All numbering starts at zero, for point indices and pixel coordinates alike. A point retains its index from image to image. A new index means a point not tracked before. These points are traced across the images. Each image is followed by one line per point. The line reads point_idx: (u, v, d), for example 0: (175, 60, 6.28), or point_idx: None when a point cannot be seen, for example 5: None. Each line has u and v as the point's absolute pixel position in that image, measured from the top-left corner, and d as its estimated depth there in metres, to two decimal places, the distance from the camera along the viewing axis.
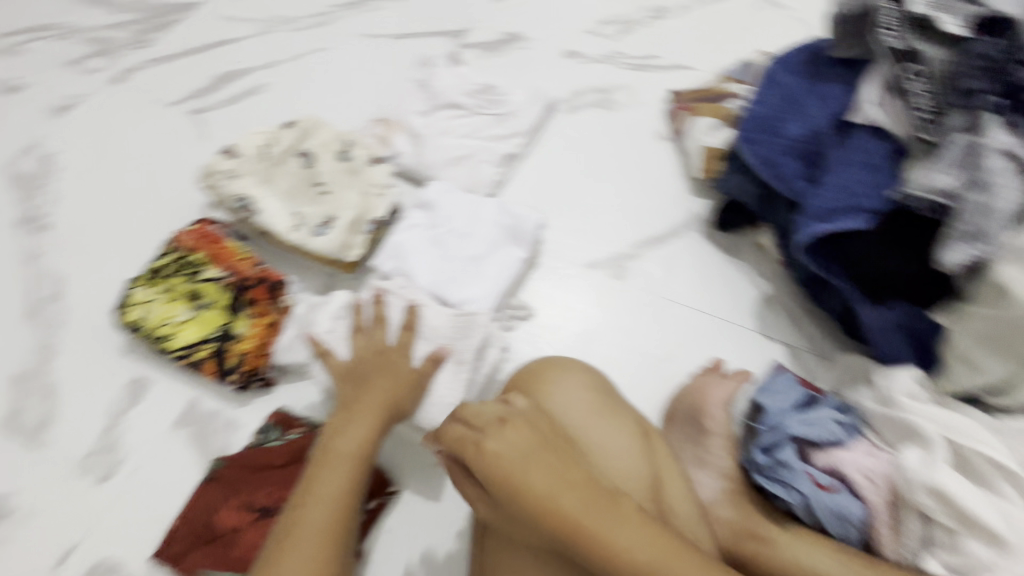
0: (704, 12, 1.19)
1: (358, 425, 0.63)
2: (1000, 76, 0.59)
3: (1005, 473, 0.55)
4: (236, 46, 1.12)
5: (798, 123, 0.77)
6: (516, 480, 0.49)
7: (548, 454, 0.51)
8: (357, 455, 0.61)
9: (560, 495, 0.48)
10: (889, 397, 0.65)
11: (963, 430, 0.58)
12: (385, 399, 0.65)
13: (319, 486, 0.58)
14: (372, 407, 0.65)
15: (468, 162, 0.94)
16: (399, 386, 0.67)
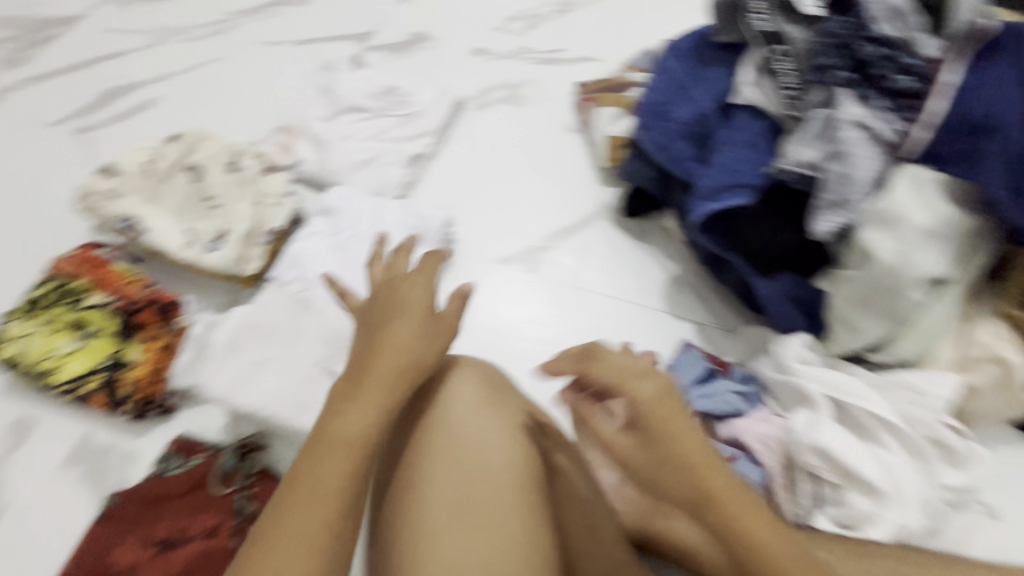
0: (608, 4, 1.21)
1: (363, 403, 0.48)
2: (848, 52, 0.62)
3: (883, 424, 0.62)
4: (125, 59, 1.08)
5: (685, 107, 0.79)
6: (669, 449, 0.46)
7: (682, 415, 0.48)
8: (363, 439, 0.46)
9: (709, 469, 0.44)
10: (783, 363, 0.67)
11: (848, 389, 0.63)
12: (402, 362, 0.51)
13: (310, 479, 0.44)
14: (380, 371, 0.50)
15: (374, 165, 0.93)
16: (419, 340, 0.54)
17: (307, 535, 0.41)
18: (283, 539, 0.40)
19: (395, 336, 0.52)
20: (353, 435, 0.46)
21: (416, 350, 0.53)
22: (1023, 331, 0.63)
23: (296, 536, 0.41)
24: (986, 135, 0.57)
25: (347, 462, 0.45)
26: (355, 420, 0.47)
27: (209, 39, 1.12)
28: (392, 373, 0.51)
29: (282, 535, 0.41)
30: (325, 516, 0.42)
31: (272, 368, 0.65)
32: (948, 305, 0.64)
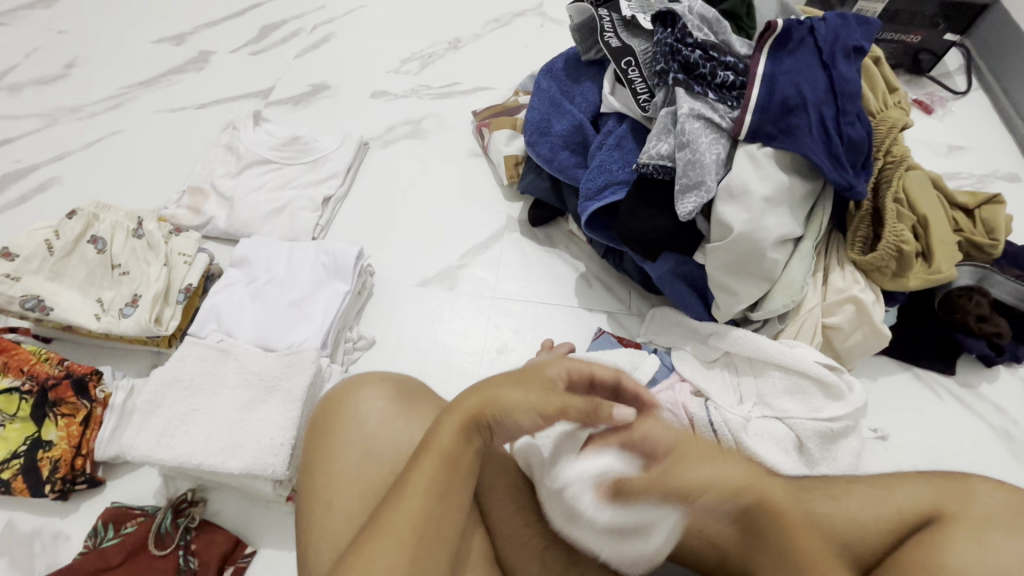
0: (494, 38, 1.32)
1: (451, 428, 0.48)
2: (677, 57, 0.74)
3: (778, 367, 0.72)
4: (15, 144, 1.07)
5: (562, 121, 0.87)
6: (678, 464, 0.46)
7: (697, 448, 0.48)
8: (458, 457, 0.47)
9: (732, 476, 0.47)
10: (700, 333, 0.79)
11: (741, 343, 0.74)
12: (506, 407, 0.48)
13: (413, 495, 0.45)
14: (478, 398, 0.49)
15: (286, 212, 0.96)
16: (524, 400, 0.48)
17: (408, 534, 0.44)
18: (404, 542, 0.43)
19: (511, 393, 0.48)
20: (451, 450, 0.47)
21: (546, 420, 0.48)
22: (867, 272, 0.76)
23: (389, 534, 0.43)
24: (798, 111, 0.68)
25: (428, 496, 0.45)
26: (451, 433, 0.47)
27: (106, 114, 1.13)
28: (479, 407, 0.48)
29: (387, 524, 0.44)
30: (420, 517, 0.44)
31: (198, 419, 0.67)
32: (804, 261, 0.73)
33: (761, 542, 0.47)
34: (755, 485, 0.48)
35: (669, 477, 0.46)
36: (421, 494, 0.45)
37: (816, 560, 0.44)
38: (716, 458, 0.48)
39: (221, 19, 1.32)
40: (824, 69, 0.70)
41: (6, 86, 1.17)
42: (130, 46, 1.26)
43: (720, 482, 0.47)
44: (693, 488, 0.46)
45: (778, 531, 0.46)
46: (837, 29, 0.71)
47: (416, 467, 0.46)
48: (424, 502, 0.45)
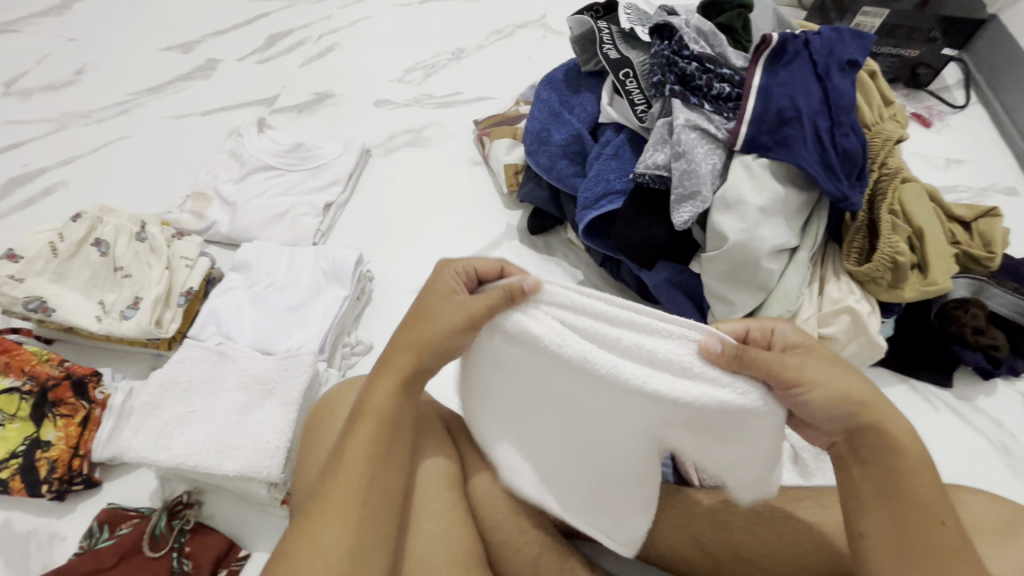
0: (496, 49, 1.34)
1: (382, 384, 0.51)
2: (674, 69, 0.75)
3: None
4: (24, 148, 1.09)
5: (561, 130, 0.88)
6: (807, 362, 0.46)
7: (823, 359, 0.47)
8: (391, 412, 0.50)
9: (851, 386, 0.46)
10: None
11: None
12: (428, 340, 0.51)
13: (355, 454, 0.48)
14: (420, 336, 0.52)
15: (287, 218, 0.97)
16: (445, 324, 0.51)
17: (352, 492, 0.46)
18: (347, 511, 0.46)
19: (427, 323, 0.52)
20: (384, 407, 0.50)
21: (468, 329, 0.51)
22: (862, 283, 0.76)
23: (336, 495, 0.46)
24: (793, 123, 0.69)
25: (367, 449, 0.48)
26: (381, 395, 0.51)
27: (114, 119, 1.15)
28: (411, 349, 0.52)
29: (337, 484, 0.47)
30: (363, 475, 0.47)
31: (195, 421, 0.67)
32: (800, 272, 0.73)
33: (873, 466, 0.45)
34: (879, 406, 0.46)
35: (790, 366, 0.45)
36: (360, 452, 0.48)
37: (917, 487, 0.43)
38: (846, 371, 0.47)
39: (228, 28, 1.35)
40: (819, 82, 0.71)
41: (16, 92, 1.19)
42: (139, 54, 1.28)
43: (836, 388, 0.45)
44: (808, 391, 0.45)
45: (900, 458, 0.44)
46: (831, 43, 0.72)
47: (352, 434, 0.49)
48: (363, 453, 0.48)
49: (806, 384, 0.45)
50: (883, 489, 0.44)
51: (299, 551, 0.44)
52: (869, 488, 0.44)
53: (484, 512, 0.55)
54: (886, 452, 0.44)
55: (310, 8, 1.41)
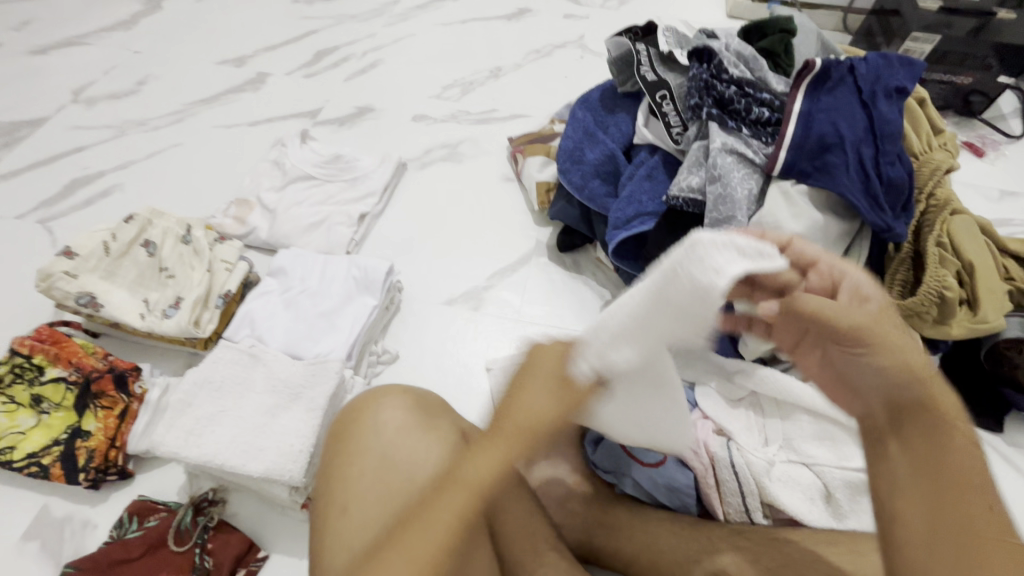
0: (534, 68, 1.36)
1: (489, 453, 0.45)
2: (712, 92, 0.75)
3: (809, 409, 0.69)
4: (86, 152, 1.16)
5: (594, 150, 0.88)
6: (874, 323, 0.44)
7: (894, 326, 0.45)
8: (484, 489, 0.45)
9: (910, 353, 0.43)
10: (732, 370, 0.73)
11: (775, 382, 0.70)
12: (536, 428, 0.45)
13: (430, 523, 0.45)
14: (520, 422, 0.45)
15: (323, 227, 1.00)
16: (555, 410, 0.45)
17: (425, 560, 0.45)
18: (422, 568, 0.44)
19: (529, 399, 0.46)
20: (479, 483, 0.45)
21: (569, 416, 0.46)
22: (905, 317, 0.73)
23: (400, 558, 0.45)
24: (835, 149, 0.68)
25: (450, 515, 0.45)
26: (486, 466, 0.45)
27: (169, 127, 1.21)
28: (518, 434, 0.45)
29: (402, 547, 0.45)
30: (439, 547, 0.45)
31: (225, 420, 0.69)
32: None
33: (907, 446, 0.42)
34: (930, 379, 0.43)
35: (852, 318, 0.44)
36: (442, 521, 0.45)
37: (960, 465, 0.40)
38: (911, 345, 0.44)
39: (279, 44, 1.41)
40: (863, 109, 0.69)
41: (83, 100, 1.27)
42: (196, 67, 1.35)
43: (900, 351, 0.43)
44: (873, 343, 0.43)
45: (939, 437, 0.41)
46: (878, 69, 0.71)
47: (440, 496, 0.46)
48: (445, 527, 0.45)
49: (873, 347, 0.43)
50: (922, 465, 0.40)
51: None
52: (913, 467, 0.41)
53: (503, 532, 0.55)
54: (930, 425, 0.41)
55: (356, 26, 1.46)
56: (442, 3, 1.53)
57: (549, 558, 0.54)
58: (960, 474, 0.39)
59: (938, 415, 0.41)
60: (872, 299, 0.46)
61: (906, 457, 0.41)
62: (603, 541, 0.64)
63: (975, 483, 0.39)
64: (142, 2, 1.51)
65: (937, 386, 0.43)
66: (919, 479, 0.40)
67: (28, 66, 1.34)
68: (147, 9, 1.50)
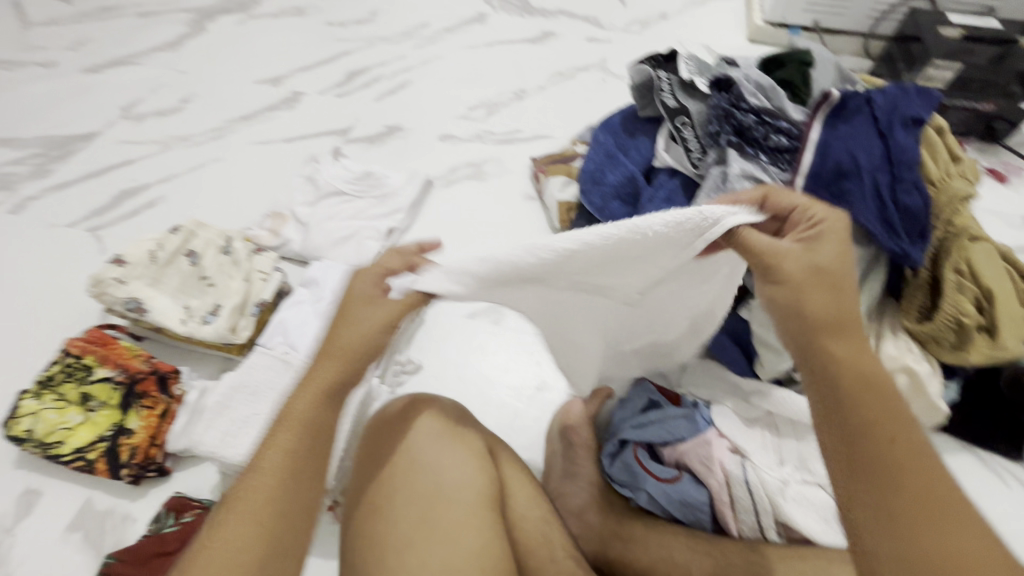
0: (557, 90, 1.40)
1: (305, 392, 0.53)
2: (731, 121, 0.78)
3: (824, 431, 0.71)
4: (133, 166, 1.23)
5: (615, 173, 0.91)
6: (789, 270, 0.52)
7: (816, 271, 0.52)
8: (314, 420, 0.53)
9: (819, 298, 0.52)
10: (747, 390, 0.75)
11: (789, 402, 0.73)
12: (360, 347, 0.54)
13: (276, 458, 0.51)
14: (342, 345, 0.54)
15: (353, 240, 1.04)
16: (372, 333, 0.54)
17: (273, 495, 0.49)
18: (263, 507, 0.49)
19: (352, 323, 0.54)
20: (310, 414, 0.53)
21: (386, 329, 0.55)
22: (922, 342, 0.74)
23: (254, 499, 0.49)
24: (851, 177, 0.70)
25: (283, 448, 0.51)
26: (307, 402, 0.53)
27: (209, 143, 1.28)
28: (347, 355, 0.54)
29: (255, 489, 0.49)
30: (279, 481, 0.49)
31: (260, 423, 0.73)
32: None
33: (832, 413, 0.49)
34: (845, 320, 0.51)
35: (779, 263, 0.53)
36: (279, 459, 0.51)
37: (861, 392, 0.49)
38: (833, 285, 0.52)
39: (313, 65, 1.48)
40: (880, 139, 0.71)
41: (131, 116, 1.35)
42: (236, 85, 1.43)
43: (812, 293, 0.52)
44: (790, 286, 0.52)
45: (859, 400, 0.48)
46: (895, 99, 0.73)
47: (277, 436, 0.52)
48: (280, 461, 0.50)
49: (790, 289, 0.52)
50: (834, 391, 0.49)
51: (214, 538, 0.47)
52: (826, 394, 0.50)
53: (520, 538, 0.58)
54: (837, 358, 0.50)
55: (387, 48, 1.53)
56: (469, 27, 1.58)
57: (565, 564, 0.57)
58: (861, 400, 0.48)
59: (841, 351, 0.50)
60: (825, 238, 0.54)
61: (819, 384, 0.51)
62: (622, 551, 0.65)
63: (875, 408, 0.48)
64: (187, 24, 1.60)
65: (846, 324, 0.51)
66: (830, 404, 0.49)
67: (82, 84, 1.42)
68: (192, 31, 1.58)
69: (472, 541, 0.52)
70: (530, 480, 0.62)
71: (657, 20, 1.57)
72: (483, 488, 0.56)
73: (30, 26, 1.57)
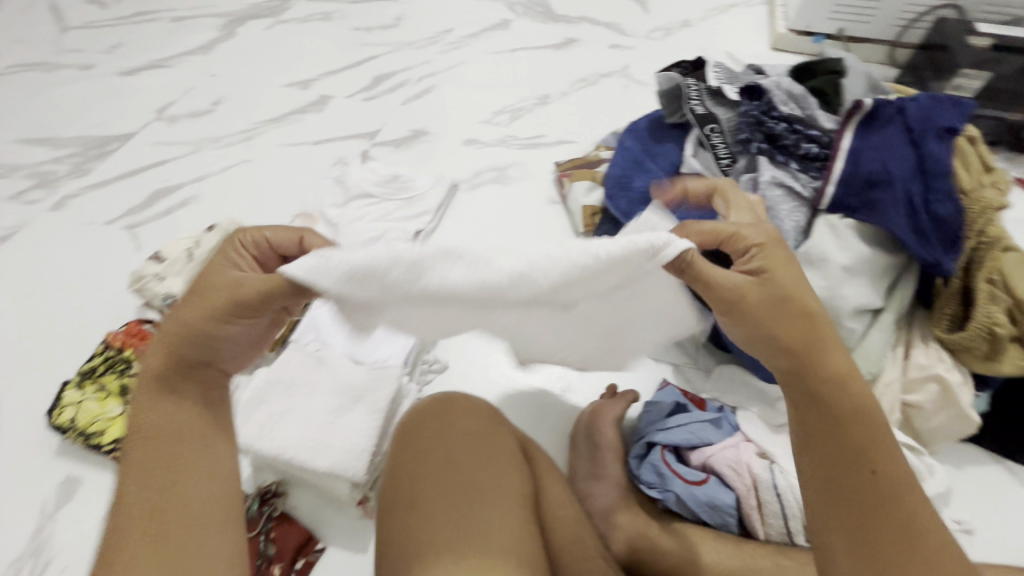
0: (580, 96, 1.42)
1: (164, 403, 0.53)
2: (761, 128, 0.80)
3: None
4: (166, 166, 1.26)
5: (642, 178, 0.91)
6: (754, 298, 0.51)
7: (787, 295, 0.51)
8: (179, 426, 0.53)
9: (791, 326, 0.51)
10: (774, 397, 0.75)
11: None
12: (184, 333, 0.53)
13: (149, 475, 0.51)
14: (172, 335, 0.54)
15: (381, 241, 1.06)
16: (205, 316, 0.53)
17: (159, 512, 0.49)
18: (150, 527, 0.48)
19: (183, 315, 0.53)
20: (172, 423, 0.53)
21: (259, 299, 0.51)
22: (953, 352, 0.74)
23: (146, 520, 0.49)
24: (882, 186, 0.70)
25: (150, 459, 0.51)
26: (161, 411, 0.53)
27: (240, 144, 1.31)
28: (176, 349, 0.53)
29: (135, 510, 0.49)
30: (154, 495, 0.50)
31: (294, 417, 0.75)
32: (884, 333, 0.72)
33: (815, 442, 0.49)
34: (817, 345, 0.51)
35: (739, 292, 0.52)
36: (141, 481, 0.50)
37: (848, 420, 0.48)
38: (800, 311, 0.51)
39: (341, 69, 1.51)
40: (912, 148, 0.71)
41: (164, 118, 1.38)
42: (265, 89, 1.46)
43: (780, 321, 0.51)
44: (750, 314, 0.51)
45: (843, 422, 0.48)
46: (928, 109, 0.72)
47: (135, 452, 0.52)
48: (144, 478, 0.50)
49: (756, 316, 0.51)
50: (817, 422, 0.49)
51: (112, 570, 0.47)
52: (809, 425, 0.50)
53: (555, 539, 0.58)
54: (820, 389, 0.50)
55: (412, 53, 1.55)
56: (493, 33, 1.61)
57: (597, 564, 0.58)
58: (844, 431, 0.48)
59: (825, 378, 0.50)
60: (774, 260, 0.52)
61: (803, 414, 0.50)
62: (648, 551, 0.66)
63: (860, 438, 0.48)
64: (218, 29, 1.64)
65: (829, 350, 0.50)
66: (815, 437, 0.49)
67: (117, 86, 1.47)
68: (223, 35, 1.62)
69: (504, 539, 0.53)
70: (561, 482, 0.63)
71: (680, 27, 1.58)
72: (516, 486, 0.58)
73: (68, 30, 1.62)
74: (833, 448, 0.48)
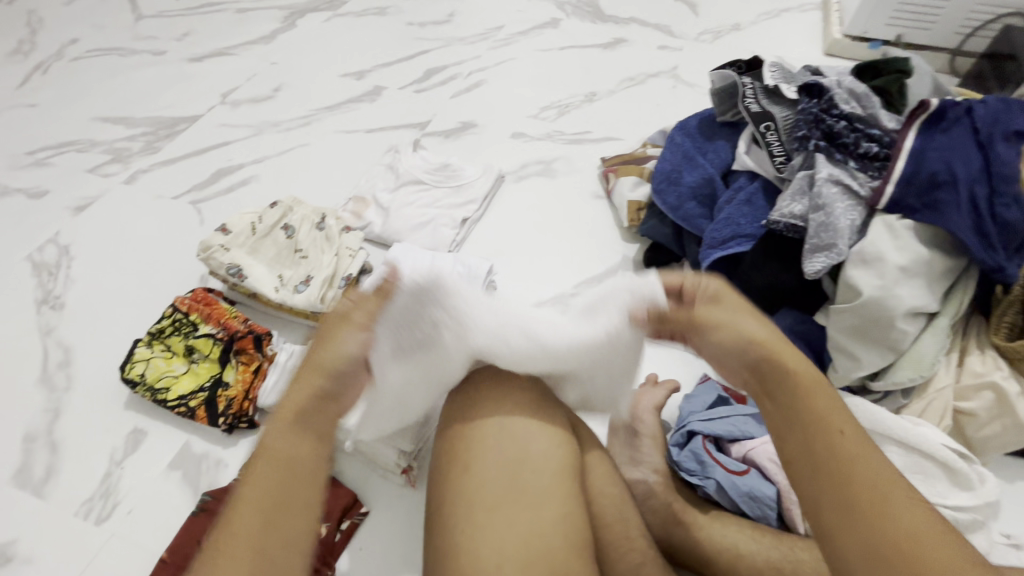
0: (627, 95, 1.43)
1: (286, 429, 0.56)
2: (820, 125, 0.79)
3: (900, 441, 0.70)
4: (228, 147, 1.33)
5: (692, 173, 0.92)
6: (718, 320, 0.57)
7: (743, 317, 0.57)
8: (295, 453, 0.55)
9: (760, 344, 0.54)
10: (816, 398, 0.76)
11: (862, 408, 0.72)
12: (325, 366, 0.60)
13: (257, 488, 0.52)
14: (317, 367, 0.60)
15: (429, 227, 1.10)
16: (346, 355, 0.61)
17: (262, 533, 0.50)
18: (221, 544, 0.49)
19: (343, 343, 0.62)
20: (290, 445, 0.55)
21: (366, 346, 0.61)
22: (1012, 361, 0.72)
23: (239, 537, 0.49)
24: (946, 187, 0.70)
25: (268, 475, 0.53)
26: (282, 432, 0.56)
27: (298, 129, 1.37)
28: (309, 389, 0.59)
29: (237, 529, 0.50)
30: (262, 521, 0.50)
31: None
32: (937, 338, 0.71)
33: (797, 436, 0.49)
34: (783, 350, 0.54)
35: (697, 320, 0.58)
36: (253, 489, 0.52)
37: (823, 417, 0.49)
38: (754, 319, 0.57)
39: (394, 61, 1.56)
40: (980, 151, 0.70)
41: (228, 102, 1.46)
42: (322, 78, 1.52)
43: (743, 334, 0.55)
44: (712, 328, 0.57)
45: (814, 419, 0.49)
46: (996, 112, 0.72)
47: (253, 469, 0.54)
48: (262, 486, 0.52)
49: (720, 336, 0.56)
50: (791, 419, 0.50)
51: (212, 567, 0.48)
52: (790, 424, 0.50)
53: (600, 518, 0.60)
54: (791, 393, 0.51)
55: (463, 48, 1.59)
56: (543, 30, 1.63)
57: (638, 544, 0.60)
58: (817, 425, 0.49)
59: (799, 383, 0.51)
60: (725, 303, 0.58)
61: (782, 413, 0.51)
62: (688, 537, 0.66)
63: (840, 438, 0.48)
64: (280, 20, 1.72)
65: (792, 361, 0.53)
66: (793, 435, 0.49)
67: (186, 71, 1.55)
68: (284, 26, 1.70)
69: (556, 510, 0.55)
70: (606, 461, 0.64)
71: (731, 30, 1.57)
72: (566, 459, 0.59)
73: (142, 18, 1.72)
74: (813, 443, 0.48)
